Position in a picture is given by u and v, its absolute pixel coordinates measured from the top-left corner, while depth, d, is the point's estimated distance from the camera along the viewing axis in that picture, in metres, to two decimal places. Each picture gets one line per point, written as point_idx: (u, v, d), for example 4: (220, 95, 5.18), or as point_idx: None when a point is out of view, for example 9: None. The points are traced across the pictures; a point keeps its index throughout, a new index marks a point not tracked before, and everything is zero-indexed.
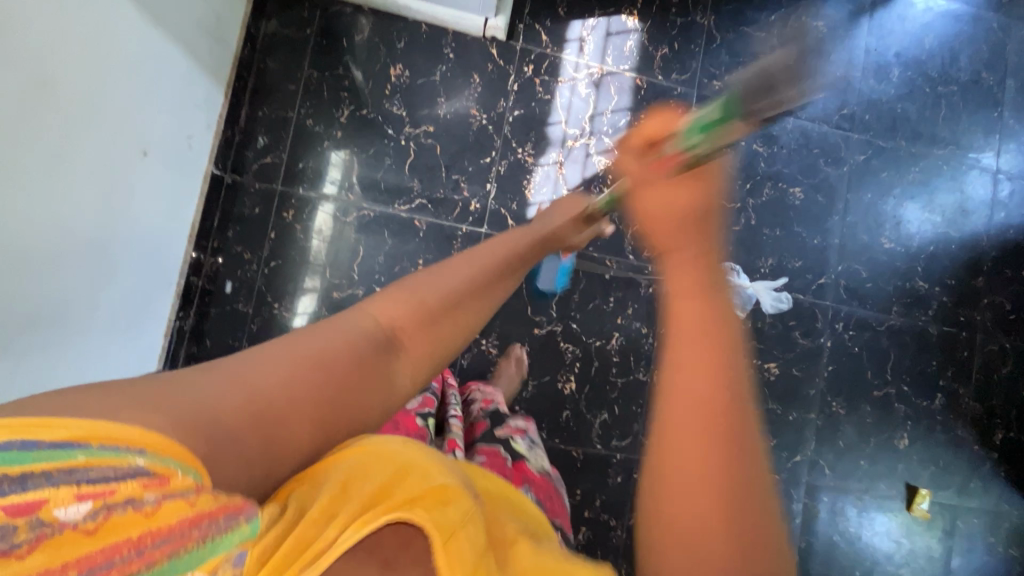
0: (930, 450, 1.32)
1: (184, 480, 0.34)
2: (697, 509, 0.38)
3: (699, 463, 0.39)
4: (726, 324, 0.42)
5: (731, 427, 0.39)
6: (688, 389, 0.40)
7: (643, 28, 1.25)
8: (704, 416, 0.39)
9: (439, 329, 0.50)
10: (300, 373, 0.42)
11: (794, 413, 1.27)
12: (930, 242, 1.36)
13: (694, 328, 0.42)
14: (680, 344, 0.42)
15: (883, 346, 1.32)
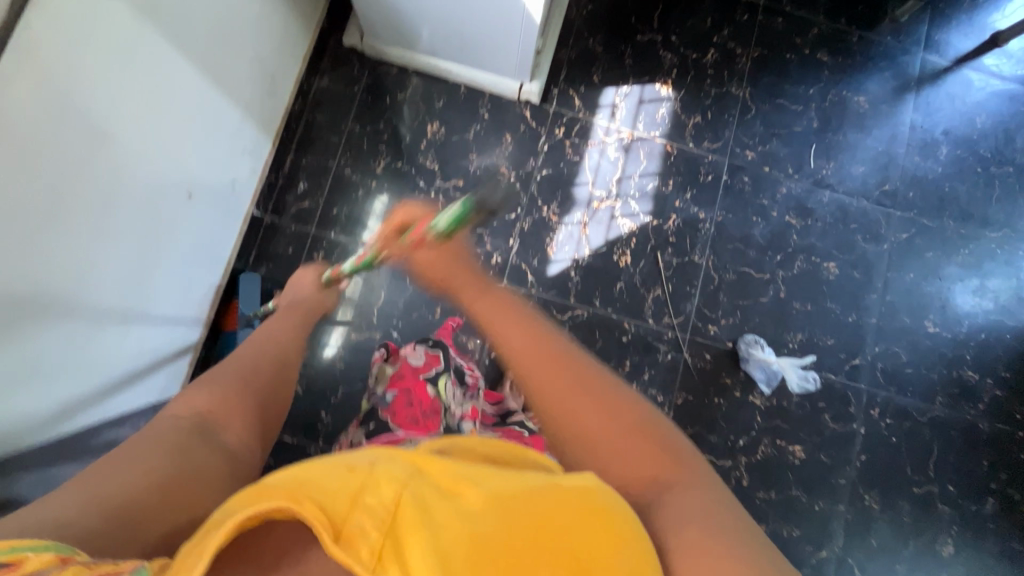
0: (979, 561, 1.19)
1: (41, 560, 0.31)
2: (577, 413, 0.51)
3: (559, 382, 0.52)
4: (538, 323, 0.57)
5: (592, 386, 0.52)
6: (549, 386, 0.52)
7: (676, 97, 1.27)
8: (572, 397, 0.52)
9: (238, 388, 0.58)
10: (126, 464, 0.43)
11: (820, 503, 1.18)
12: (980, 329, 1.27)
13: (521, 344, 0.55)
14: (497, 324, 0.58)
15: (925, 439, 1.22)
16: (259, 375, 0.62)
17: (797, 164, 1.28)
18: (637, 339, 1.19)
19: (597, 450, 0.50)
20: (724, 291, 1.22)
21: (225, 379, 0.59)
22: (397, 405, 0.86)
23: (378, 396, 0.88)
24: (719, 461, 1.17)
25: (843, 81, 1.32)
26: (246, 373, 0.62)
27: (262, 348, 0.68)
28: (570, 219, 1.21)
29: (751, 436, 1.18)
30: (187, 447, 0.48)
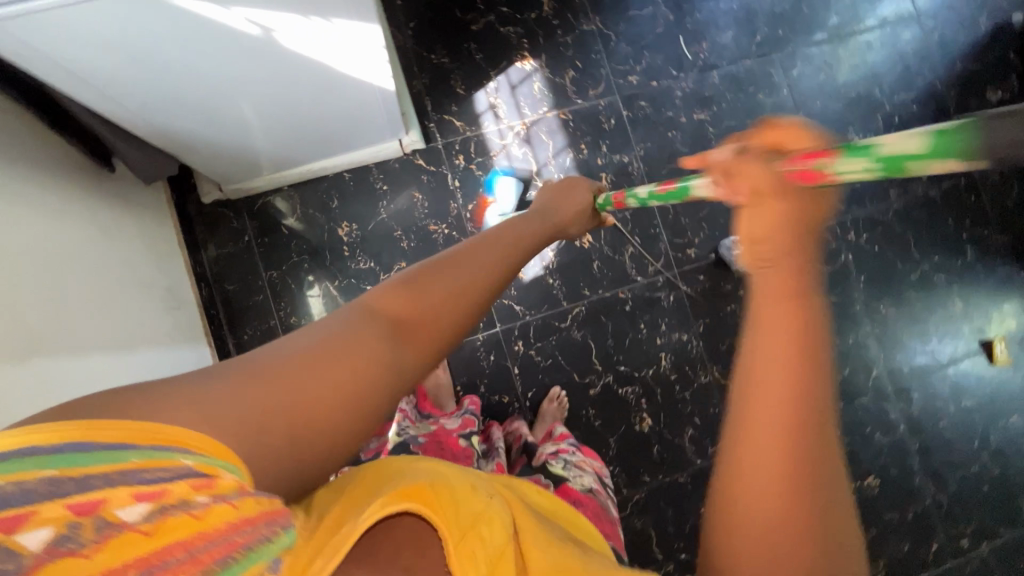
0: (984, 300, 1.34)
1: (230, 480, 0.31)
2: (777, 524, 0.30)
3: (783, 458, 0.30)
4: (822, 349, 0.31)
5: (814, 525, 0.30)
6: (774, 505, 0.30)
7: (541, 65, 1.23)
8: (793, 532, 0.29)
9: (451, 314, 0.44)
10: (337, 361, 0.38)
11: (851, 335, 1.29)
12: (892, 114, 1.35)
13: (773, 379, 0.30)
14: (764, 306, 0.31)
15: (899, 231, 1.33)
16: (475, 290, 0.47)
17: (677, 62, 1.28)
18: (638, 300, 1.22)
19: None
20: (682, 213, 1.25)
21: (445, 290, 0.45)
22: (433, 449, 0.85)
23: (411, 435, 0.86)
24: None
25: None
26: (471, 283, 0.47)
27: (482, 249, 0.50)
28: None
29: None
30: (381, 358, 0.40)
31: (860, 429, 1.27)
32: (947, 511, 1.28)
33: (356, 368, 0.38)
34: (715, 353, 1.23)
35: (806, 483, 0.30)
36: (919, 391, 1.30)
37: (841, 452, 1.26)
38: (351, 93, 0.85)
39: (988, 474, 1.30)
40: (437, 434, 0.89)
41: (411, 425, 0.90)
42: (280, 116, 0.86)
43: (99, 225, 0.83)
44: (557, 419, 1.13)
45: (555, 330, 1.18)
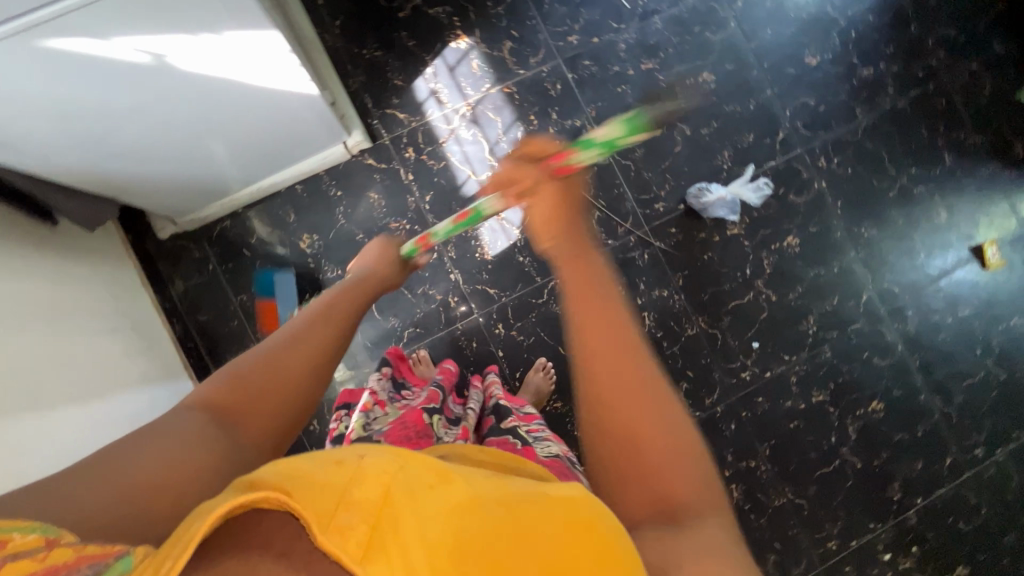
0: (969, 205, 1.30)
1: (25, 539, 0.31)
2: (623, 413, 0.51)
3: (615, 370, 0.52)
4: (615, 304, 0.56)
5: (654, 404, 0.51)
6: (623, 399, 0.51)
7: (476, 41, 1.19)
8: (648, 429, 0.50)
9: (284, 375, 0.55)
10: (177, 441, 0.45)
11: (836, 263, 1.26)
12: (850, 28, 1.29)
13: (597, 332, 0.54)
14: (578, 290, 0.57)
15: (871, 149, 1.28)
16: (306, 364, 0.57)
17: (615, 13, 1.23)
18: (612, 263, 1.20)
19: (639, 462, 0.49)
20: (644, 168, 1.22)
21: (274, 359, 0.56)
22: (392, 430, 0.82)
23: (376, 426, 0.84)
24: (743, 299, 1.23)
25: None
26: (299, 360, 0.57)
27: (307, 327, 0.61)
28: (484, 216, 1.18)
29: (752, 261, 1.23)
30: (217, 436, 0.48)
31: (858, 356, 1.25)
32: (957, 423, 1.26)
33: (195, 447, 0.46)
34: (698, 303, 1.22)
35: (637, 383, 0.52)
36: (914, 308, 1.27)
37: (842, 382, 1.24)
38: (279, 106, 0.84)
39: (995, 379, 1.28)
40: (403, 415, 0.87)
41: (376, 413, 0.87)
42: (213, 141, 0.86)
43: (64, 278, 0.86)
44: (546, 391, 1.13)
45: (533, 307, 1.18)
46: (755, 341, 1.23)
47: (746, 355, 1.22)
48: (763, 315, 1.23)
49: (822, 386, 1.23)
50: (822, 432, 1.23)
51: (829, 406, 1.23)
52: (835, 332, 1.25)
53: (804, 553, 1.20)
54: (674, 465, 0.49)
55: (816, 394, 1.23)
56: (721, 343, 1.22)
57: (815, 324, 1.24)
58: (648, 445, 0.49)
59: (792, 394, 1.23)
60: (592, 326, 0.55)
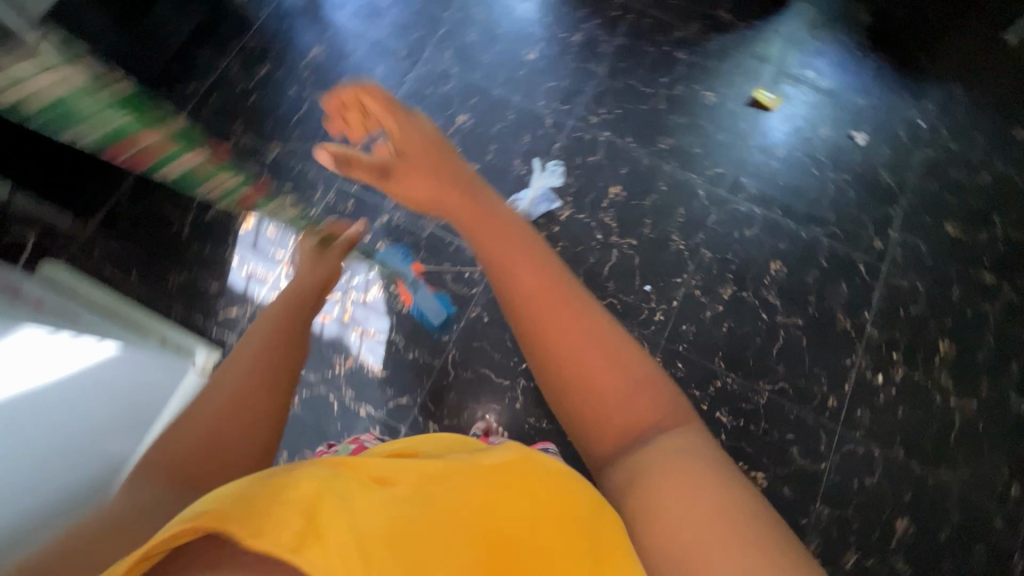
0: (723, 75, 1.45)
1: None
2: (573, 346, 0.57)
3: (567, 315, 0.59)
4: (548, 257, 0.64)
5: (611, 343, 0.58)
6: (576, 337, 0.58)
7: (260, 212, 1.27)
8: (614, 361, 0.57)
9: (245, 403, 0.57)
10: (154, 478, 0.49)
11: (660, 182, 1.35)
12: (543, 15, 1.47)
13: (529, 277, 0.61)
14: (499, 248, 0.65)
15: (623, 85, 1.43)
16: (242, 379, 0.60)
17: None
18: (489, 305, 1.23)
19: (607, 400, 0.55)
20: None
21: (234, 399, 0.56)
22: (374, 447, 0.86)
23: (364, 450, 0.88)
24: (612, 259, 1.29)
25: (292, 58, 1.39)
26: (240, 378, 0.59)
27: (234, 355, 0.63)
28: (357, 340, 1.20)
29: (596, 225, 1.31)
30: (203, 473, 0.50)
31: (732, 238, 1.32)
32: (846, 235, 1.33)
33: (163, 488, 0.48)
34: None
35: (589, 318, 0.59)
36: (744, 174, 1.37)
37: (736, 266, 1.30)
38: (107, 378, 0.86)
39: (846, 183, 1.38)
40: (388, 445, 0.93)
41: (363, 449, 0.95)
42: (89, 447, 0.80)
43: None
44: None
45: (449, 388, 1.18)
46: (646, 284, 1.27)
47: (647, 300, 1.26)
48: (636, 259, 1.29)
49: (724, 280, 1.29)
50: (751, 318, 1.26)
51: (740, 293, 1.28)
52: (700, 233, 1.32)
53: (816, 426, 1.20)
54: (642, 396, 0.56)
55: (724, 289, 1.28)
56: (621, 305, 1.26)
57: (680, 238, 1.31)
58: (606, 384, 0.56)
59: (706, 304, 1.27)
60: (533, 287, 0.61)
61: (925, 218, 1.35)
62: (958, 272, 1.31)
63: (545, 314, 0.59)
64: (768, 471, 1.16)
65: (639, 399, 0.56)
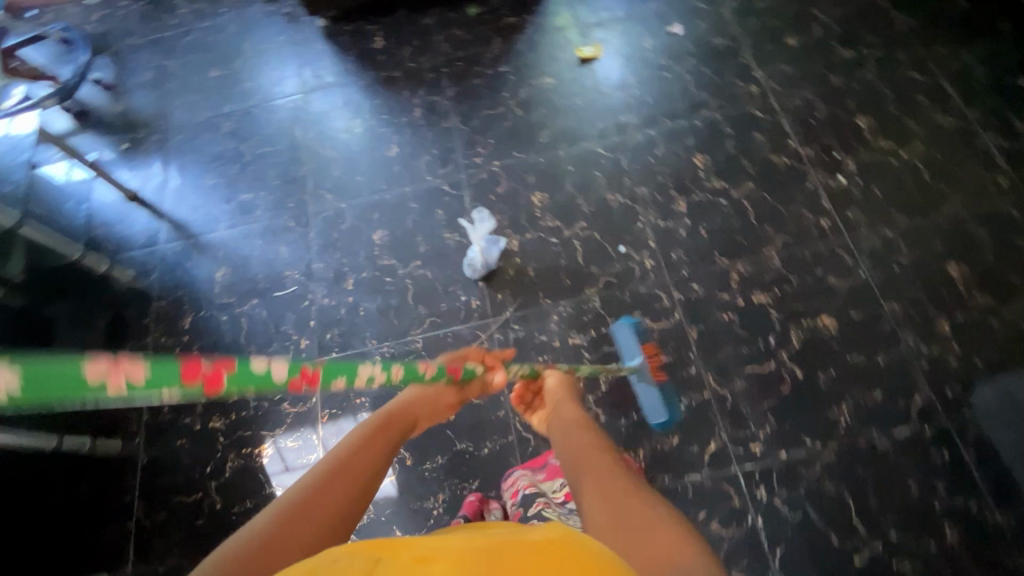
0: (545, 59, 1.58)
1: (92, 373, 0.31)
2: (610, 489, 0.65)
3: (609, 473, 0.68)
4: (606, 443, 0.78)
5: (641, 491, 0.64)
6: (613, 489, 0.65)
7: (271, 435, 1.23)
8: (642, 498, 0.62)
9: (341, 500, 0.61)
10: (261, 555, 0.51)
11: (566, 165, 1.43)
12: (378, 116, 1.57)
13: (591, 451, 0.74)
14: (573, 434, 0.81)
15: (479, 120, 1.52)
16: (330, 512, 0.58)
17: (297, 299, 1.36)
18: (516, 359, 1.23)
19: (633, 524, 0.58)
20: (438, 306, 1.31)
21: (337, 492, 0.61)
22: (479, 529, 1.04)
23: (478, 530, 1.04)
24: (579, 248, 1.33)
25: (205, 294, 1.39)
26: (357, 472, 0.65)
27: (346, 474, 0.63)
28: (435, 473, 1.16)
29: (546, 233, 1.36)
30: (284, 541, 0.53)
31: (651, 163, 1.40)
32: (728, 99, 1.45)
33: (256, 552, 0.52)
34: (574, 288, 1.29)
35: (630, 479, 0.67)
36: (620, 113, 1.47)
37: (672, 180, 1.37)
38: None
39: (695, 64, 1.50)
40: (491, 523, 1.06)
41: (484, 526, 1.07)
42: None
43: None
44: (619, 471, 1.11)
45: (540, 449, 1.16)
46: (621, 247, 1.32)
47: (631, 258, 1.30)
48: (597, 235, 1.34)
49: (673, 198, 1.35)
50: (716, 210, 1.33)
51: (693, 197, 1.35)
52: (626, 178, 1.39)
53: (832, 248, 1.25)
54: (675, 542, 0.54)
55: (679, 204, 1.35)
56: (615, 276, 1.29)
57: (616, 193, 1.38)
58: (631, 518, 0.59)
59: (676, 224, 1.32)
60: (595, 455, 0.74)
61: (768, 46, 1.50)
62: (823, 64, 1.45)
63: (592, 471, 0.70)
64: (830, 311, 1.20)
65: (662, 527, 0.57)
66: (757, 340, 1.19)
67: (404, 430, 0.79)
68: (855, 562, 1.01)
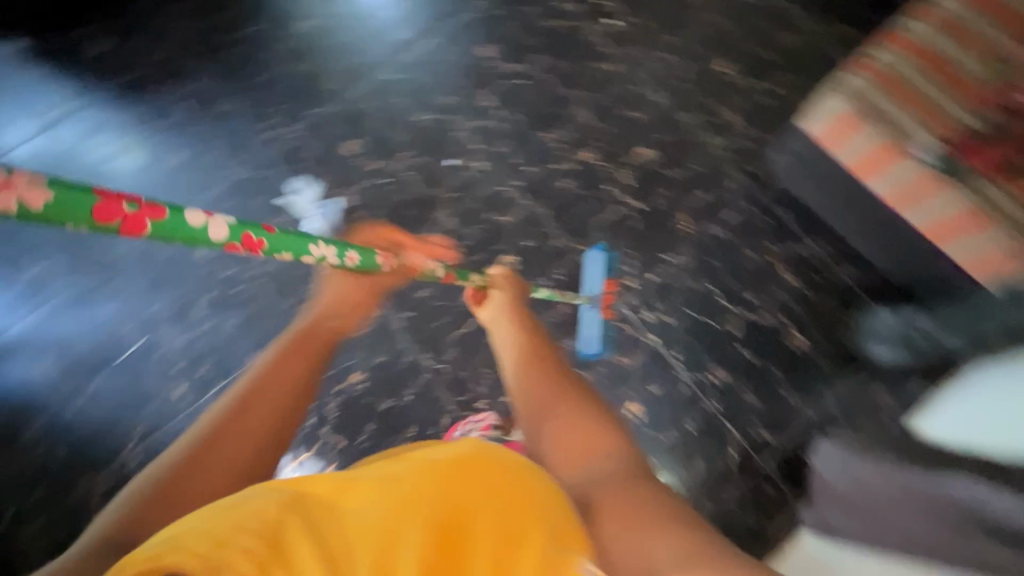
0: (294, 1, 1.45)
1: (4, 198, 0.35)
2: (553, 384, 0.74)
3: (550, 369, 0.77)
4: (541, 333, 0.86)
5: (578, 382, 0.74)
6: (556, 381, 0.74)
7: None
8: (582, 390, 0.72)
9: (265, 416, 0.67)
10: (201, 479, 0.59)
11: (363, 103, 1.37)
12: (138, 129, 1.37)
13: (528, 346, 0.83)
14: (510, 329, 0.88)
15: (253, 91, 1.39)
16: (249, 445, 0.64)
17: (147, 353, 1.23)
18: (400, 305, 1.23)
19: (575, 411, 0.68)
20: (300, 291, 1.25)
21: (262, 408, 0.67)
22: None
23: None
24: (411, 177, 1.32)
25: (35, 396, 1.20)
26: (280, 386, 0.70)
27: (256, 403, 0.67)
28: (371, 440, 1.16)
29: (373, 177, 1.32)
30: (220, 466, 0.61)
31: (442, 69, 1.39)
32: None
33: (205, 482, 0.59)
34: (422, 217, 1.29)
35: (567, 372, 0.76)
36: (394, 32, 1.42)
37: (468, 79, 1.38)
38: None
39: None
40: None
41: None
42: None
43: None
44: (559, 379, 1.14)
45: (456, 371, 1.20)
46: (448, 160, 1.32)
47: (463, 166, 1.32)
48: (422, 158, 1.33)
49: (476, 94, 1.36)
50: (520, 91, 1.36)
51: (493, 86, 1.37)
52: (425, 93, 1.37)
53: (625, 86, 1.35)
54: (593, 434, 0.63)
55: (484, 98, 1.36)
56: (454, 189, 1.30)
57: (422, 111, 1.36)
58: (575, 409, 0.68)
59: (489, 118, 1.35)
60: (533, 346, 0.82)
61: None
62: None
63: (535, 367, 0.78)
64: (645, 142, 1.32)
65: (596, 413, 0.68)
66: (596, 192, 1.29)
67: (333, 329, 0.80)
68: (733, 333, 1.19)
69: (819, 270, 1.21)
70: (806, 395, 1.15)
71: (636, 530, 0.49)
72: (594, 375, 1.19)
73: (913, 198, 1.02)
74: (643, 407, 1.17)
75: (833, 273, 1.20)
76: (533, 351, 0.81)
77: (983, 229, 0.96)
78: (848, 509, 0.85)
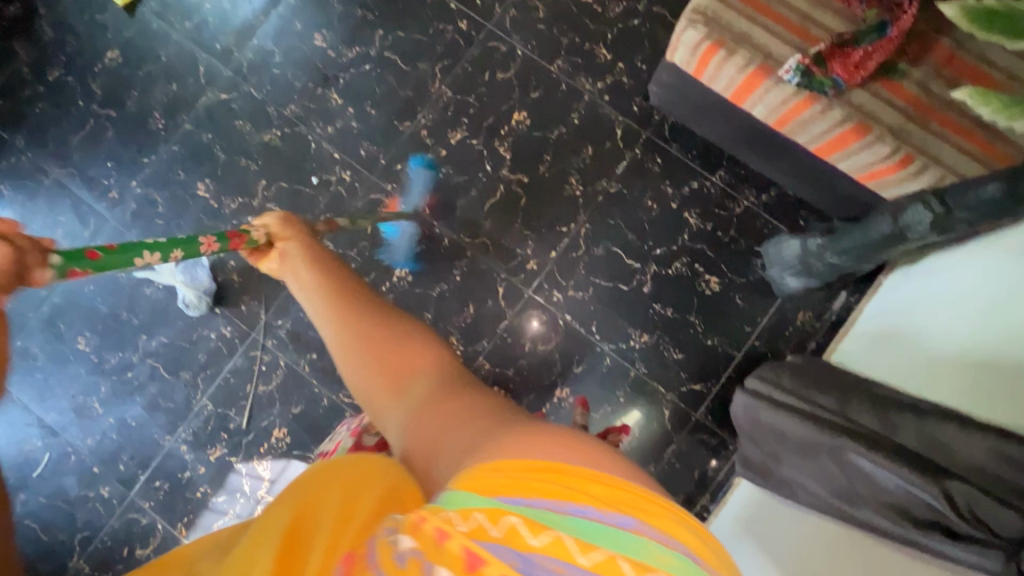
0: (91, 32, 1.25)
1: None
2: (376, 345, 0.55)
3: (377, 317, 0.58)
4: (356, 284, 0.65)
5: (402, 329, 0.57)
6: (378, 337, 0.55)
7: None
8: (423, 346, 0.56)
9: None
10: None
11: (203, 135, 1.22)
12: None
13: (342, 297, 0.61)
14: (323, 288, 0.63)
15: (80, 151, 1.24)
16: None
17: (63, 462, 1.18)
18: (302, 349, 1.17)
19: (412, 377, 0.52)
20: (197, 360, 1.18)
21: None
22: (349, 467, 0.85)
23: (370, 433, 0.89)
24: (277, 208, 1.20)
25: None
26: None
27: None
28: None
29: (237, 216, 1.20)
30: None
31: (280, 75, 1.22)
32: None
33: None
34: None
35: (397, 319, 0.59)
36: (213, 41, 1.24)
37: (309, 78, 1.22)
38: None
39: None
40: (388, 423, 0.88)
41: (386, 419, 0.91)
42: None
43: None
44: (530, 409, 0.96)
45: None
46: (312, 179, 1.20)
47: (331, 182, 1.20)
48: (284, 183, 1.20)
49: (323, 95, 1.21)
50: (368, 79, 1.21)
51: (339, 81, 1.21)
52: (268, 107, 1.22)
53: (483, 45, 1.20)
54: (416, 362, 0.54)
55: (333, 97, 1.21)
56: (326, 209, 1.19)
57: (270, 129, 1.21)
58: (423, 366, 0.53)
59: (343, 119, 1.21)
60: (342, 298, 0.61)
61: None
62: None
63: (356, 324, 0.57)
64: (516, 104, 1.19)
65: (446, 374, 0.54)
66: (477, 175, 1.18)
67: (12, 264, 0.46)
68: (646, 292, 1.14)
69: (724, 204, 1.14)
70: (729, 337, 1.13)
71: (444, 431, 0.46)
72: (518, 370, 1.14)
73: (793, 119, 0.90)
74: (573, 389, 1.14)
75: (735, 203, 1.14)
76: (336, 296, 0.61)
77: (870, 145, 0.83)
78: (766, 466, 0.85)
